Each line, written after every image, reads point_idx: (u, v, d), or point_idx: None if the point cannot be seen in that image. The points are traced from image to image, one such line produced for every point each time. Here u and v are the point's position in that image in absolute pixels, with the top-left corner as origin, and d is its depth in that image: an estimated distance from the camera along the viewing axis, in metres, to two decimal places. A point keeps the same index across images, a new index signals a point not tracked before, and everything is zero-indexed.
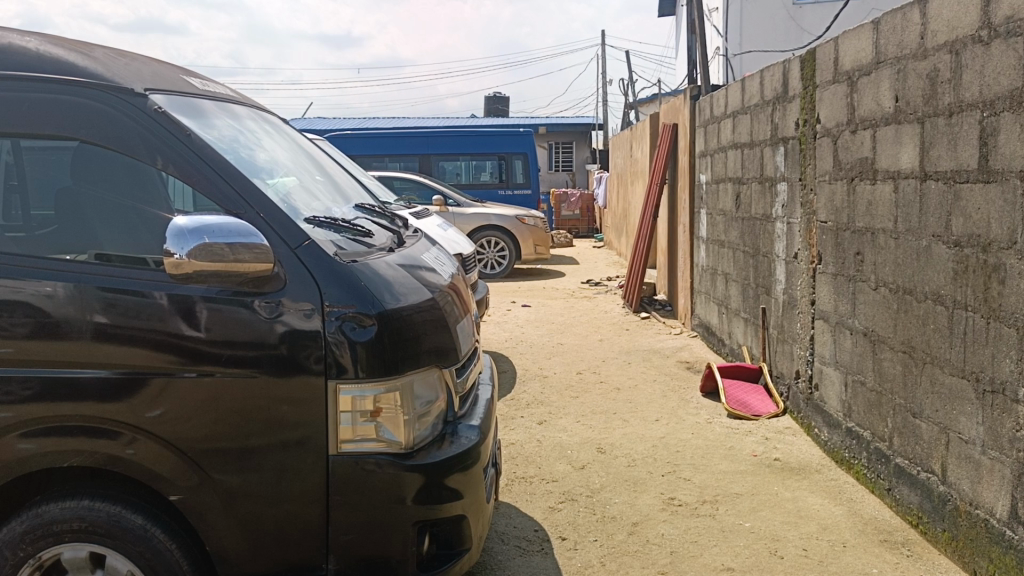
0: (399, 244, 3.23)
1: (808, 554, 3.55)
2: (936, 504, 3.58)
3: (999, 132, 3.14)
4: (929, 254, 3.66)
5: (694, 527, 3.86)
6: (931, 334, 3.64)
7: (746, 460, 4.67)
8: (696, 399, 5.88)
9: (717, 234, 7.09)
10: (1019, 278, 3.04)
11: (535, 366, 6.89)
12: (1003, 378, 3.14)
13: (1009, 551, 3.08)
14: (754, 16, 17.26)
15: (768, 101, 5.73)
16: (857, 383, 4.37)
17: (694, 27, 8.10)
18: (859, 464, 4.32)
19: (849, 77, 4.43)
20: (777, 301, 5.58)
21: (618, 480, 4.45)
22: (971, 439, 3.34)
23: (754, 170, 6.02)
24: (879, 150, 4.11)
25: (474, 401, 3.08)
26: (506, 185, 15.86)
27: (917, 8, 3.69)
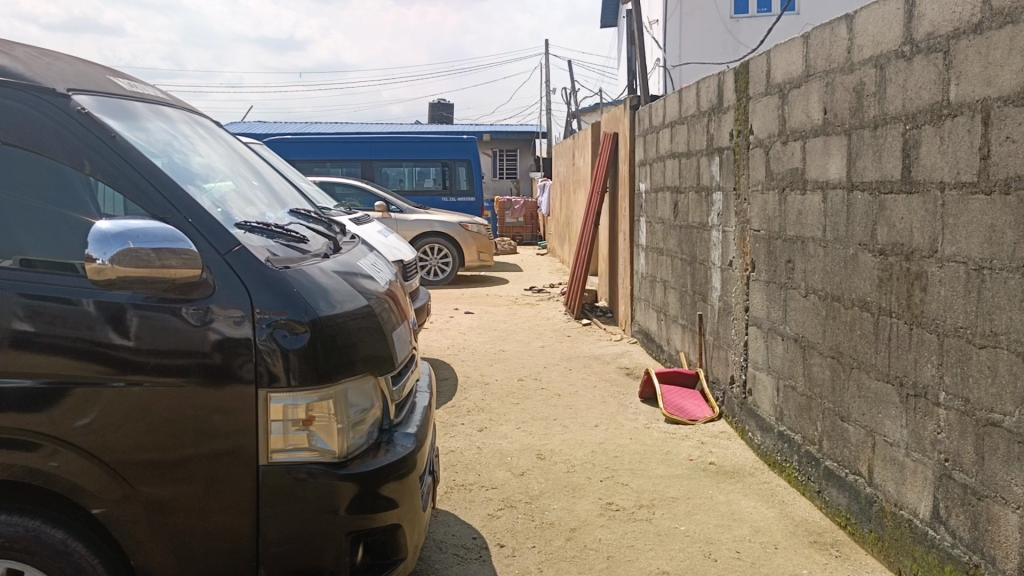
0: (335, 250, 3.20)
1: (741, 557, 3.62)
2: (863, 506, 3.68)
3: (921, 144, 3.25)
4: (856, 262, 3.77)
5: (630, 531, 3.90)
6: (858, 340, 3.75)
7: (682, 464, 4.74)
8: (634, 404, 5.94)
9: (656, 242, 7.19)
10: (940, 286, 3.15)
11: (477, 373, 6.89)
12: (925, 383, 3.24)
13: (932, 550, 3.18)
14: (694, 29, 17.61)
15: (704, 111, 5.83)
16: (788, 388, 4.47)
17: (633, 38, 8.23)
18: (790, 467, 4.42)
19: (780, 90, 4.55)
20: (713, 308, 5.68)
21: (557, 486, 4.47)
22: (896, 442, 3.45)
23: (691, 179, 6.12)
24: (808, 160, 4.22)
25: (411, 409, 3.07)
26: (449, 192, 15.83)
27: (844, 24, 3.81)
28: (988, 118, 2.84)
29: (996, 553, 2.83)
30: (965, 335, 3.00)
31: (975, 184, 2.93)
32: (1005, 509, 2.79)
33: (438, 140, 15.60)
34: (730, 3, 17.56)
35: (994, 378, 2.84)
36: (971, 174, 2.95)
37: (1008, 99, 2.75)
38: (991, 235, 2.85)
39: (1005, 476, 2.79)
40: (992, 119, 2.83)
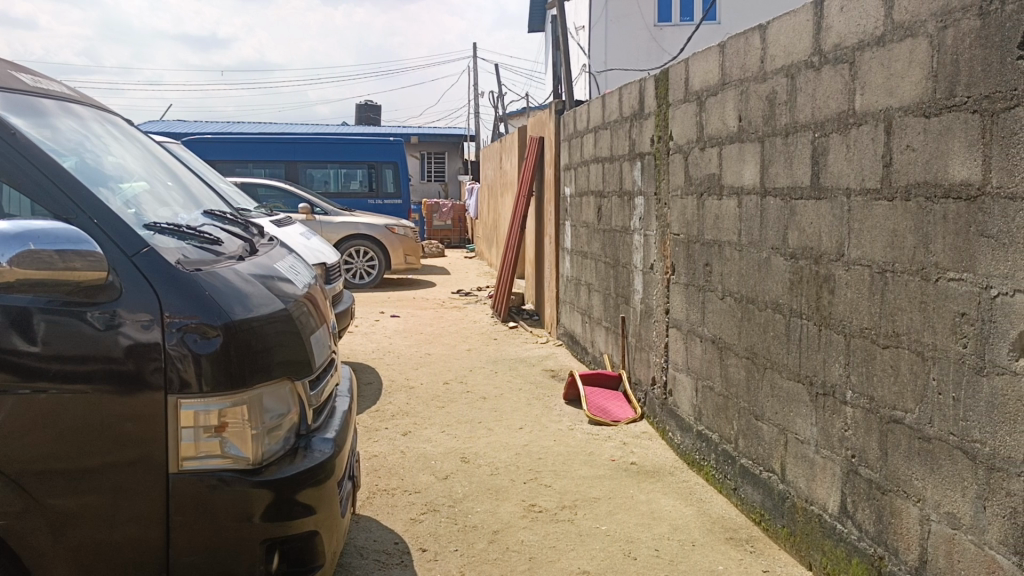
0: (251, 252, 3.14)
1: (660, 554, 3.68)
2: (777, 502, 3.79)
3: (829, 152, 3.37)
4: (769, 265, 3.89)
5: (553, 532, 3.92)
6: (771, 341, 3.86)
7: (605, 465, 4.80)
8: (559, 406, 5.99)
9: (580, 246, 7.27)
10: (846, 288, 3.27)
11: (402, 377, 6.84)
12: (833, 381, 3.36)
13: (840, 543, 3.30)
14: (619, 36, 17.89)
15: (626, 117, 5.93)
16: (706, 388, 4.58)
17: (558, 43, 8.32)
18: (708, 466, 4.53)
19: (697, 97, 4.66)
20: (635, 310, 5.77)
21: (481, 489, 4.47)
22: (806, 439, 3.56)
23: (614, 183, 6.21)
24: (725, 166, 4.33)
25: (330, 414, 3.03)
26: (375, 194, 15.68)
27: (758, 34, 3.92)
28: (890, 127, 2.97)
29: (899, 545, 2.95)
30: (871, 336, 3.12)
31: (878, 190, 3.05)
32: (906, 503, 2.91)
33: (364, 142, 15.45)
34: (654, 11, 17.90)
35: (896, 377, 2.96)
36: (874, 181, 3.08)
37: (908, 109, 2.87)
38: (893, 239, 2.97)
39: (907, 470, 2.91)
40: (894, 128, 2.95)
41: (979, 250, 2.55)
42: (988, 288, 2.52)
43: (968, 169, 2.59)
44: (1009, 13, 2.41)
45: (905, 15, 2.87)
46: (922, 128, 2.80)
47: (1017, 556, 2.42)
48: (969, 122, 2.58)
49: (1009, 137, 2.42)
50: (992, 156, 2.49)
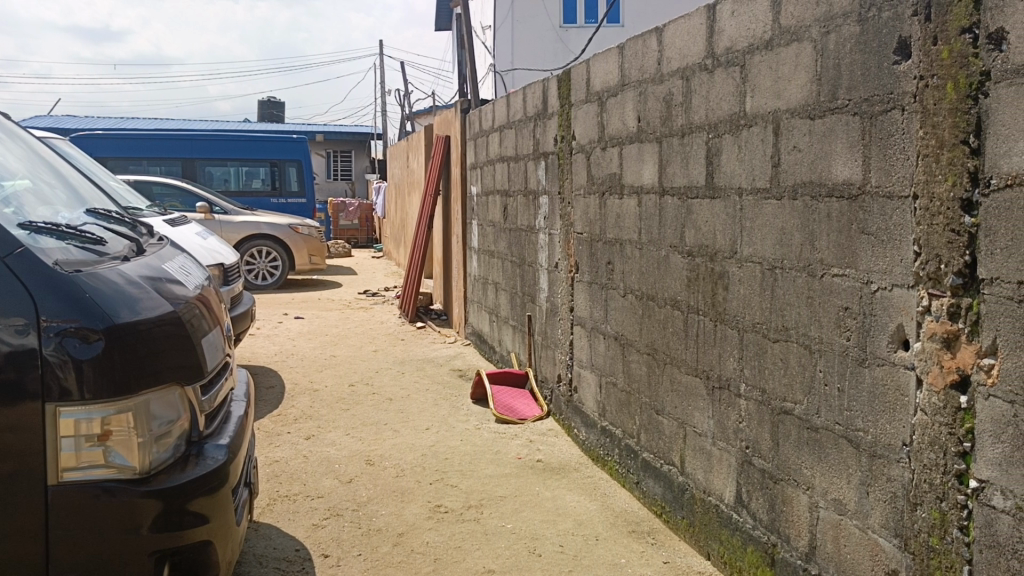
0: (138, 252, 3.00)
1: (564, 550, 3.71)
2: (677, 494, 3.88)
3: (722, 152, 3.46)
4: (667, 263, 3.97)
5: (458, 533, 3.90)
6: (670, 337, 3.95)
7: (511, 463, 4.81)
8: (465, 406, 5.98)
9: (487, 245, 7.27)
10: (740, 284, 3.36)
11: (305, 380, 6.69)
12: (728, 375, 3.46)
13: (735, 532, 3.40)
14: (524, 36, 18.01)
15: (530, 117, 5.95)
16: (610, 385, 4.64)
17: (463, 42, 8.30)
18: (612, 460, 4.60)
19: (598, 98, 4.72)
20: (541, 309, 5.80)
21: (385, 491, 4.41)
22: (703, 432, 3.66)
23: (519, 183, 6.24)
24: (625, 166, 4.40)
25: (224, 419, 2.93)
26: (278, 193, 15.30)
27: (655, 37, 4.00)
28: (779, 129, 3.07)
29: (791, 532, 3.06)
30: (762, 330, 3.22)
31: (768, 190, 3.15)
32: (797, 491, 3.02)
33: (267, 140, 15.06)
34: (559, 13, 18.08)
35: (786, 369, 3.07)
36: (764, 181, 3.18)
37: (794, 111, 2.98)
38: (782, 237, 3.08)
39: (796, 459, 3.02)
40: (782, 129, 3.06)
41: (860, 247, 2.67)
42: (869, 283, 2.63)
43: (850, 170, 2.70)
44: (885, 19, 2.52)
45: (791, 20, 2.98)
46: (808, 129, 2.91)
47: (898, 538, 2.54)
48: (850, 124, 2.69)
49: (885, 138, 2.54)
50: (871, 157, 2.60)
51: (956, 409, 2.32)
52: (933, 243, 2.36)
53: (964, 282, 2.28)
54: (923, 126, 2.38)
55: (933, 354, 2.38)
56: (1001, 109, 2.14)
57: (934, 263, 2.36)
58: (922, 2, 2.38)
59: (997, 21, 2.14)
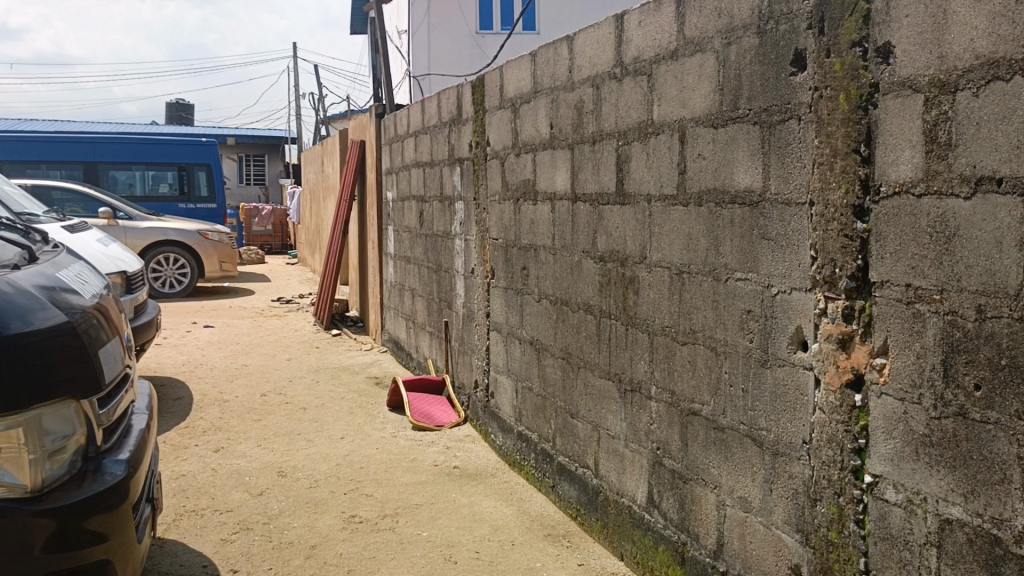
0: (31, 260, 2.86)
1: (480, 556, 3.71)
2: (591, 497, 3.92)
3: (631, 159, 3.52)
4: (580, 268, 4.02)
5: (372, 543, 3.85)
6: (584, 341, 3.99)
7: (427, 471, 4.78)
8: (381, 414, 5.91)
9: (403, 251, 7.22)
10: (649, 289, 3.43)
11: (214, 390, 6.50)
12: (639, 378, 3.52)
13: (647, 532, 3.46)
14: (440, 41, 17.97)
15: (444, 122, 5.94)
16: (526, 390, 4.67)
17: (377, 46, 8.22)
18: (528, 465, 4.62)
19: (512, 104, 4.74)
20: (457, 314, 5.79)
21: (297, 503, 4.31)
22: (616, 434, 3.72)
23: (435, 188, 6.21)
24: (538, 172, 4.43)
25: (124, 433, 2.81)
26: (187, 198, 14.85)
27: (565, 44, 4.05)
28: (684, 137, 3.15)
29: (699, 530, 3.13)
30: (670, 333, 3.30)
31: (675, 197, 3.22)
32: (704, 490, 3.10)
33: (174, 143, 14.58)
34: (476, 19, 18.11)
35: (694, 371, 3.15)
36: (671, 188, 3.25)
37: (699, 120, 3.06)
38: (688, 242, 3.16)
39: (704, 459, 3.10)
40: (687, 137, 3.13)
41: (762, 251, 2.75)
42: (770, 287, 2.72)
43: (750, 177, 2.78)
44: (782, 31, 2.62)
45: (695, 31, 3.05)
46: (712, 137, 2.99)
47: (799, 533, 2.62)
48: (751, 133, 2.78)
49: (784, 147, 2.63)
50: (770, 165, 2.69)
51: (851, 407, 2.41)
52: (828, 248, 2.45)
53: (858, 285, 2.37)
54: (818, 136, 2.47)
55: (830, 355, 2.48)
56: (888, 119, 2.24)
57: (829, 267, 2.45)
58: (815, 16, 2.48)
59: (885, 35, 2.25)
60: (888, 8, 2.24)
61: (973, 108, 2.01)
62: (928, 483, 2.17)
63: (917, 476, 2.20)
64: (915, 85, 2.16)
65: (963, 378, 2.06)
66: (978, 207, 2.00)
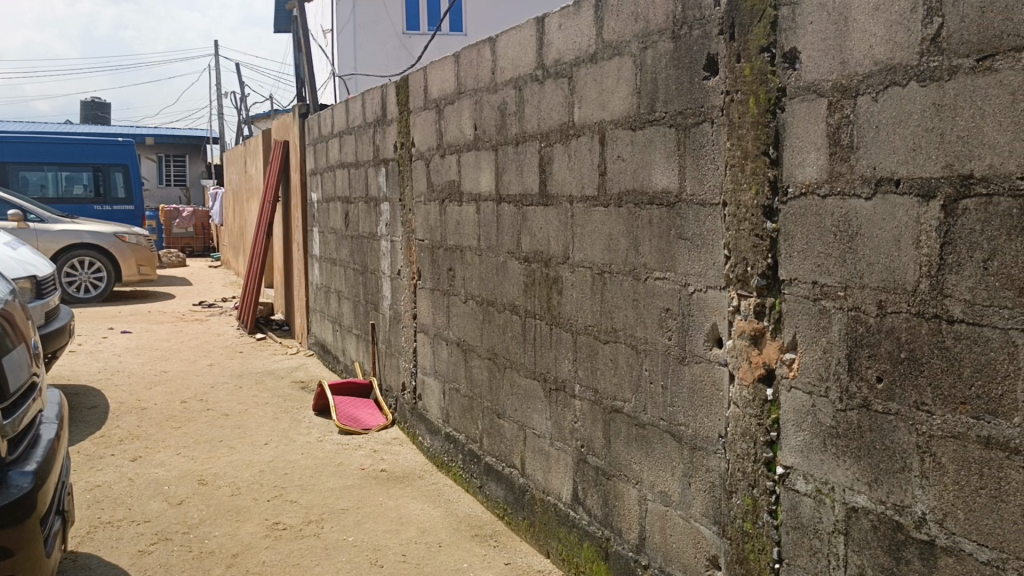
0: None
1: (406, 559, 3.69)
2: (518, 495, 3.95)
3: (553, 161, 3.56)
4: (505, 268, 4.04)
5: (297, 549, 3.80)
6: (509, 341, 4.02)
7: (353, 475, 4.73)
8: (307, 418, 5.81)
9: (328, 252, 7.12)
10: (573, 289, 3.47)
11: (132, 398, 6.30)
12: (564, 377, 3.56)
13: (573, 529, 3.50)
14: (366, 41, 17.79)
15: (369, 123, 5.88)
16: (453, 391, 4.66)
17: (301, 46, 8.09)
18: (456, 466, 4.62)
19: (436, 105, 4.74)
20: (384, 316, 5.75)
21: (218, 512, 4.21)
22: (542, 433, 3.75)
23: (360, 189, 6.16)
24: (463, 173, 4.44)
25: (32, 444, 2.71)
26: (103, 200, 14.34)
27: (488, 46, 4.07)
28: (604, 139, 3.19)
29: (622, 525, 3.18)
30: (593, 332, 3.34)
31: (596, 198, 3.27)
32: (627, 486, 3.15)
33: (88, 143, 14.04)
34: (402, 19, 17.98)
35: (615, 369, 3.20)
36: (592, 189, 3.30)
37: (618, 122, 3.11)
38: (609, 242, 3.21)
39: (627, 455, 3.15)
40: (607, 139, 3.18)
41: (678, 251, 2.82)
42: (687, 285, 2.79)
43: (667, 178, 2.85)
44: (695, 37, 2.68)
45: (613, 35, 3.11)
46: (630, 139, 3.05)
47: (716, 525, 2.69)
48: (667, 135, 2.84)
49: (698, 149, 2.69)
50: (686, 166, 2.75)
51: (763, 401, 2.49)
52: (741, 247, 2.52)
53: (768, 283, 2.45)
54: (729, 138, 2.55)
55: (743, 351, 2.55)
56: (795, 123, 2.32)
57: (742, 265, 2.53)
58: (726, 21, 2.55)
59: (791, 41, 2.33)
60: (794, 15, 2.32)
61: (873, 112, 2.10)
62: (836, 473, 2.25)
63: (825, 466, 2.28)
64: (819, 89, 2.24)
65: (865, 371, 2.15)
66: (878, 207, 2.09)
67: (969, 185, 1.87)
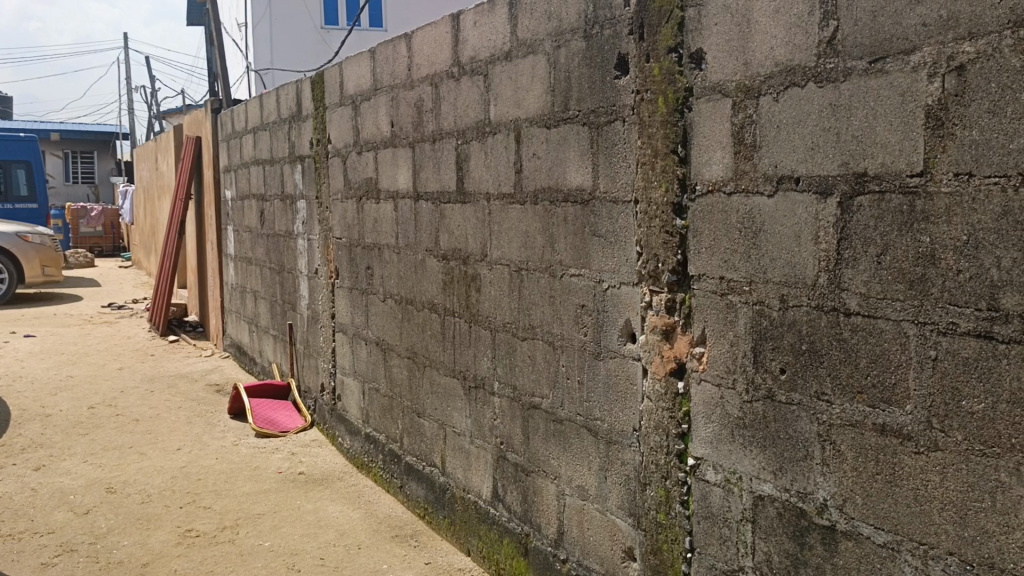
0: None
1: (324, 563, 3.64)
2: (438, 494, 3.93)
3: (470, 158, 3.56)
4: (424, 266, 4.02)
5: (210, 556, 3.70)
6: (428, 339, 4.00)
7: (270, 478, 4.63)
8: (222, 422, 5.66)
9: (244, 252, 6.95)
10: (491, 286, 3.47)
11: (35, 405, 6.03)
12: (483, 374, 3.56)
13: (493, 527, 3.51)
14: (284, 36, 17.44)
15: (284, 118, 5.77)
16: (372, 391, 4.61)
17: (214, 39, 7.87)
18: (376, 467, 4.57)
19: (352, 101, 4.67)
20: (302, 316, 5.64)
21: (128, 521, 4.07)
22: (461, 431, 3.74)
23: (275, 187, 6.03)
24: (380, 171, 4.39)
25: None
26: (3, 198, 13.67)
27: (403, 42, 4.03)
28: (520, 136, 3.21)
29: (541, 520, 3.21)
30: (511, 329, 3.35)
31: (512, 195, 3.28)
32: (545, 481, 3.17)
33: None
34: (321, 14, 17.71)
35: (533, 366, 3.22)
36: (509, 186, 3.31)
37: (533, 120, 3.13)
38: (526, 240, 3.23)
39: (544, 451, 3.17)
40: (522, 137, 3.20)
41: (593, 248, 2.85)
42: (601, 282, 2.82)
43: (581, 176, 2.87)
44: (607, 36, 2.72)
45: (527, 33, 3.12)
46: (545, 137, 3.07)
47: (631, 517, 2.74)
48: (580, 134, 2.87)
49: (610, 148, 2.73)
50: (599, 164, 2.79)
51: (675, 394, 2.54)
52: (652, 244, 2.57)
53: (678, 279, 2.50)
54: (640, 137, 2.59)
55: (655, 345, 2.60)
56: (701, 122, 2.38)
57: (653, 262, 2.57)
58: (635, 22, 2.58)
59: (697, 42, 2.38)
60: (700, 16, 2.38)
61: (774, 112, 2.16)
62: (743, 462, 2.31)
63: (733, 456, 2.34)
64: (724, 90, 2.30)
65: (770, 362, 2.22)
66: (780, 204, 2.16)
67: (863, 183, 1.94)
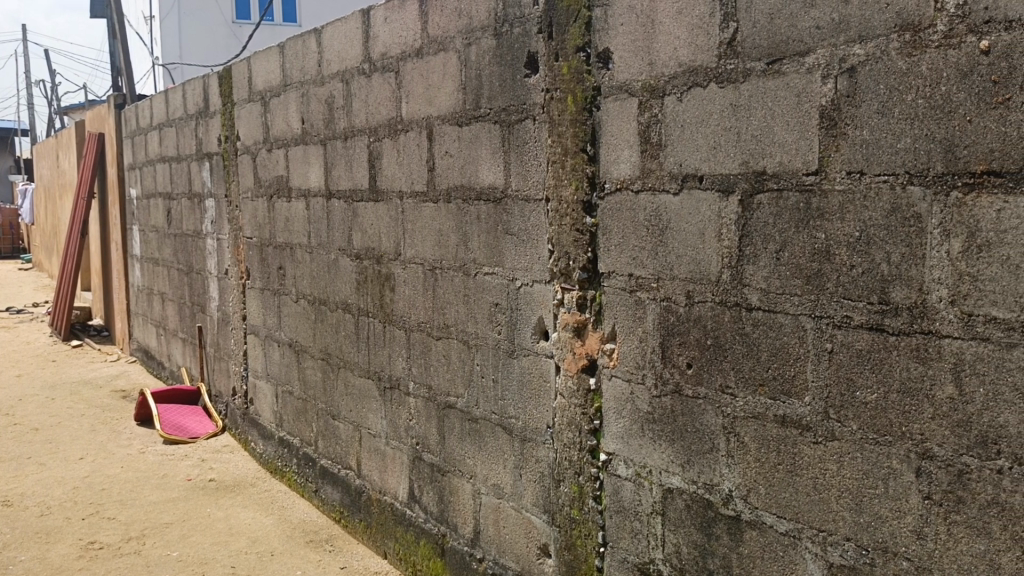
0: None
1: (236, 571, 3.54)
2: (354, 498, 3.87)
3: (382, 156, 3.51)
4: (337, 266, 3.95)
5: (115, 569, 3.55)
6: (342, 340, 3.93)
7: (179, 486, 4.48)
8: (128, 430, 5.45)
9: (150, 252, 6.70)
10: (405, 285, 3.44)
11: None
12: (398, 374, 3.52)
13: (409, 528, 3.47)
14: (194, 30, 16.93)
15: (191, 114, 5.59)
16: (285, 393, 4.51)
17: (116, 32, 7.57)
18: (290, 471, 4.47)
19: (261, 98, 4.56)
20: (212, 319, 5.48)
21: (25, 535, 3.87)
22: (377, 433, 3.69)
23: (182, 185, 5.84)
24: (291, 169, 4.30)
25: None
26: None
27: (313, 38, 3.96)
28: (432, 134, 3.18)
29: (457, 520, 3.19)
30: (426, 329, 3.32)
31: (425, 194, 3.26)
32: (461, 481, 3.16)
33: None
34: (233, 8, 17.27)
35: (448, 365, 3.20)
36: (421, 184, 3.28)
37: (445, 118, 3.10)
38: (439, 238, 3.20)
39: (460, 451, 3.16)
40: (434, 135, 3.17)
41: (505, 247, 2.85)
42: (515, 280, 2.82)
43: (494, 175, 2.87)
44: (516, 35, 2.72)
45: (437, 30, 3.10)
46: (457, 135, 3.05)
47: (546, 514, 2.75)
48: (492, 131, 2.87)
49: (521, 146, 2.73)
50: (510, 163, 2.79)
51: (587, 390, 2.56)
52: (563, 242, 2.59)
53: (589, 276, 2.52)
54: (550, 136, 2.60)
55: (567, 342, 2.62)
56: (609, 120, 2.40)
57: (564, 259, 2.59)
58: (544, 21, 2.59)
59: (604, 42, 2.40)
60: (606, 16, 2.40)
61: (678, 111, 2.20)
62: (653, 456, 2.35)
63: (643, 451, 2.38)
64: (630, 89, 2.33)
65: (676, 357, 2.26)
66: (685, 202, 2.20)
67: (763, 181, 2.00)
